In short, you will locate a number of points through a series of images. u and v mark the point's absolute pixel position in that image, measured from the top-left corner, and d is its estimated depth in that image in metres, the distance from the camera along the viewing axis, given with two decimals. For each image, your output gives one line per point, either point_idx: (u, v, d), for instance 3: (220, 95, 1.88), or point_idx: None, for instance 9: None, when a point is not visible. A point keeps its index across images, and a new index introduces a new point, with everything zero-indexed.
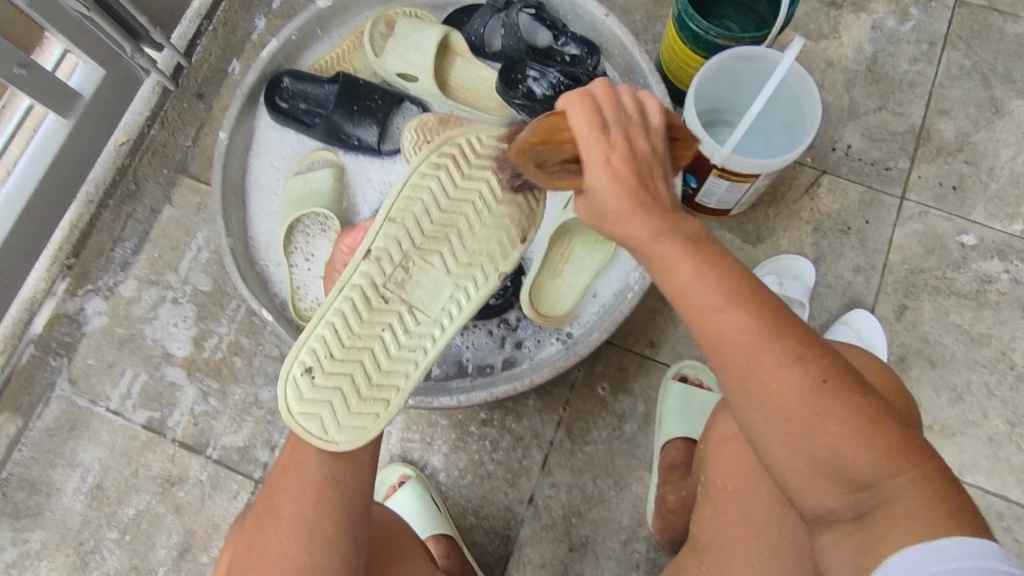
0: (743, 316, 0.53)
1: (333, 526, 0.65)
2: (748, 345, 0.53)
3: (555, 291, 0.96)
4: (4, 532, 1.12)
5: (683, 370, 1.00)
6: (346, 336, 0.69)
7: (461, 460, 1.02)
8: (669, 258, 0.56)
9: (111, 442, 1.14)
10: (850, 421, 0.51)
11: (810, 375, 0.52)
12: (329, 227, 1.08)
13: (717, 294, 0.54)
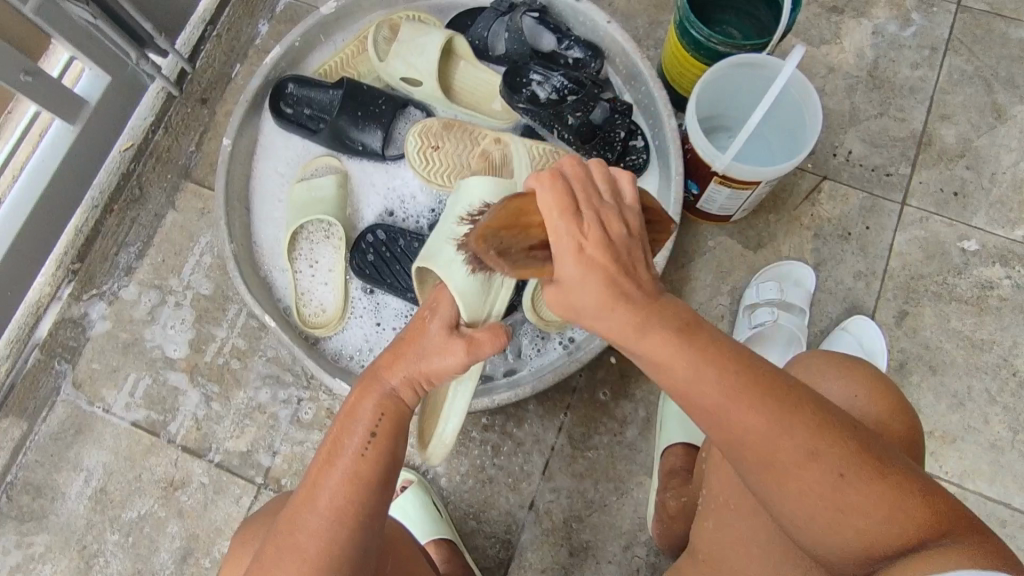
0: (755, 413, 0.53)
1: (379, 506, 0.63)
2: (775, 435, 0.53)
3: None
4: (9, 535, 1.12)
5: None
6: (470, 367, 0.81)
7: (463, 465, 1.02)
8: (664, 359, 0.52)
9: (115, 445, 1.15)
10: (880, 495, 0.53)
11: (831, 464, 0.53)
12: (333, 235, 1.08)
13: (724, 392, 0.53)
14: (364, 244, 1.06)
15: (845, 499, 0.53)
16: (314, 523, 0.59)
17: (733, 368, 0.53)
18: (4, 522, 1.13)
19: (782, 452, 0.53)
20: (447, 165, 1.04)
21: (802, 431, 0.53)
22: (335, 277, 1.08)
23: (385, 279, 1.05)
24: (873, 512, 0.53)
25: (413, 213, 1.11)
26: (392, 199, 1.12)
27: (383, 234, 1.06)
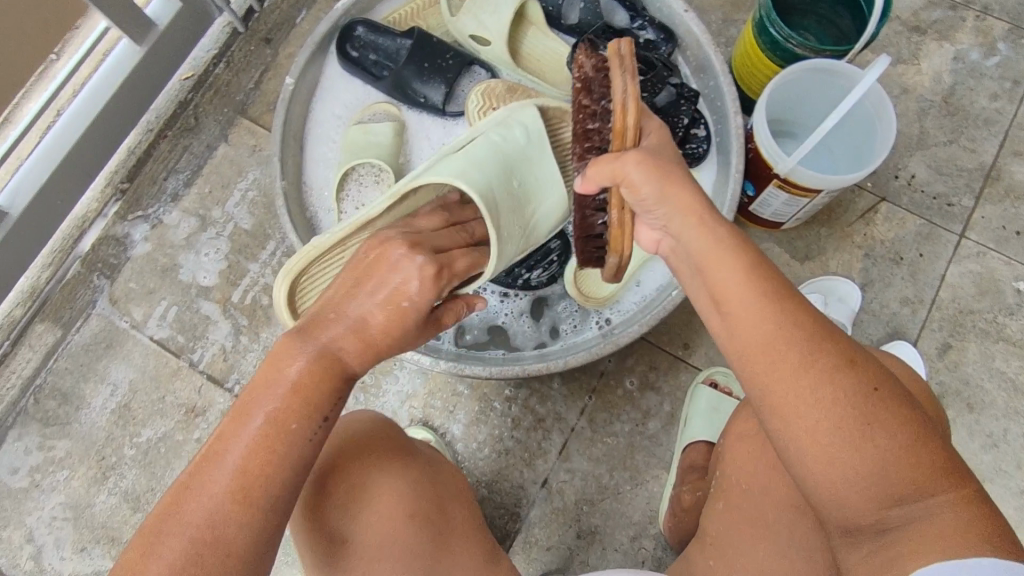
0: (777, 320, 0.50)
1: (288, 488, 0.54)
2: (801, 356, 0.49)
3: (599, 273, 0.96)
4: (32, 437, 1.14)
5: (715, 376, 1.00)
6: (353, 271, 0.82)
7: (481, 432, 1.03)
8: (710, 255, 0.55)
9: (142, 364, 1.17)
10: (898, 437, 0.47)
11: (857, 387, 0.48)
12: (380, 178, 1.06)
13: (752, 294, 0.52)
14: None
15: (858, 440, 0.47)
16: (191, 511, 0.50)
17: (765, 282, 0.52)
18: (28, 423, 1.15)
19: (805, 375, 0.49)
20: None
21: (828, 351, 0.49)
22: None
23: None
24: (888, 456, 0.47)
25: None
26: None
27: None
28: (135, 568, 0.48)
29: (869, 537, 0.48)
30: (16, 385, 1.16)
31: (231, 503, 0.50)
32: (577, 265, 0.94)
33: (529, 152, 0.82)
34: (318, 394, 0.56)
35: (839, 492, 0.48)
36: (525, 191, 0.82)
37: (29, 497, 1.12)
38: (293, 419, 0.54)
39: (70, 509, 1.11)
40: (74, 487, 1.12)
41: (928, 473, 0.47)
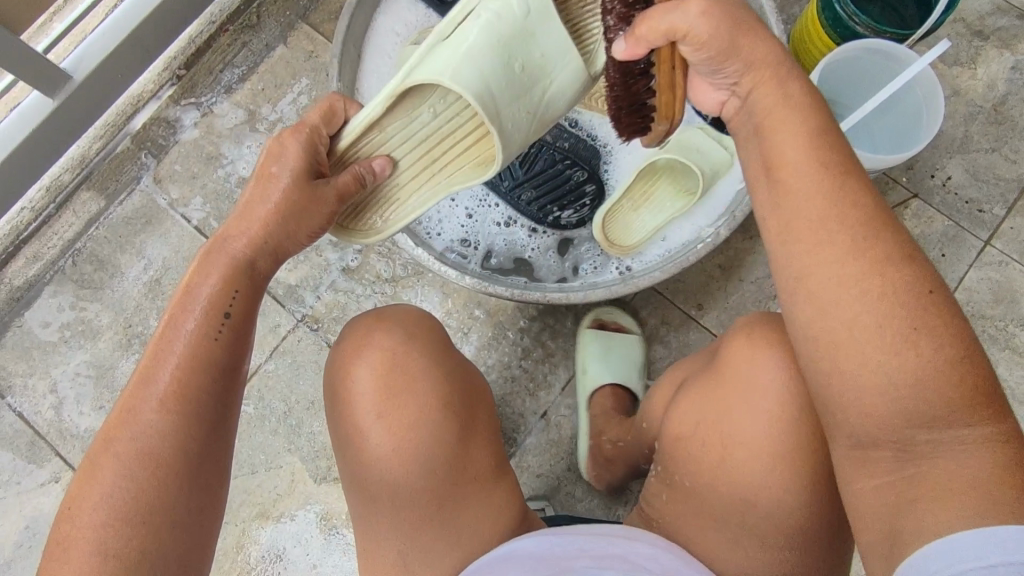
0: (848, 210, 0.55)
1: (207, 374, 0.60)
2: (861, 249, 0.54)
3: (628, 221, 0.99)
4: (67, 296, 1.20)
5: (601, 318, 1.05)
6: (390, 198, 0.80)
7: (490, 357, 1.08)
8: (781, 116, 0.59)
9: (177, 245, 1.21)
10: (939, 352, 0.51)
11: (910, 294, 0.52)
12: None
13: (823, 180, 0.56)
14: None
15: (901, 347, 0.52)
16: (145, 393, 0.57)
17: (837, 174, 0.56)
18: (64, 283, 1.20)
19: (858, 265, 0.54)
20: None
21: (887, 251, 0.54)
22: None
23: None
24: (923, 369, 0.51)
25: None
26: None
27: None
28: (100, 448, 0.56)
29: (883, 455, 0.53)
30: (58, 245, 1.22)
31: (174, 385, 0.58)
32: (608, 208, 0.97)
33: (531, 28, 0.68)
34: (245, 280, 0.65)
35: (865, 398, 0.53)
36: (531, 73, 0.69)
37: (57, 352, 1.18)
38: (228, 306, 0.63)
39: (93, 369, 1.17)
40: (99, 350, 1.17)
41: (961, 400, 0.51)
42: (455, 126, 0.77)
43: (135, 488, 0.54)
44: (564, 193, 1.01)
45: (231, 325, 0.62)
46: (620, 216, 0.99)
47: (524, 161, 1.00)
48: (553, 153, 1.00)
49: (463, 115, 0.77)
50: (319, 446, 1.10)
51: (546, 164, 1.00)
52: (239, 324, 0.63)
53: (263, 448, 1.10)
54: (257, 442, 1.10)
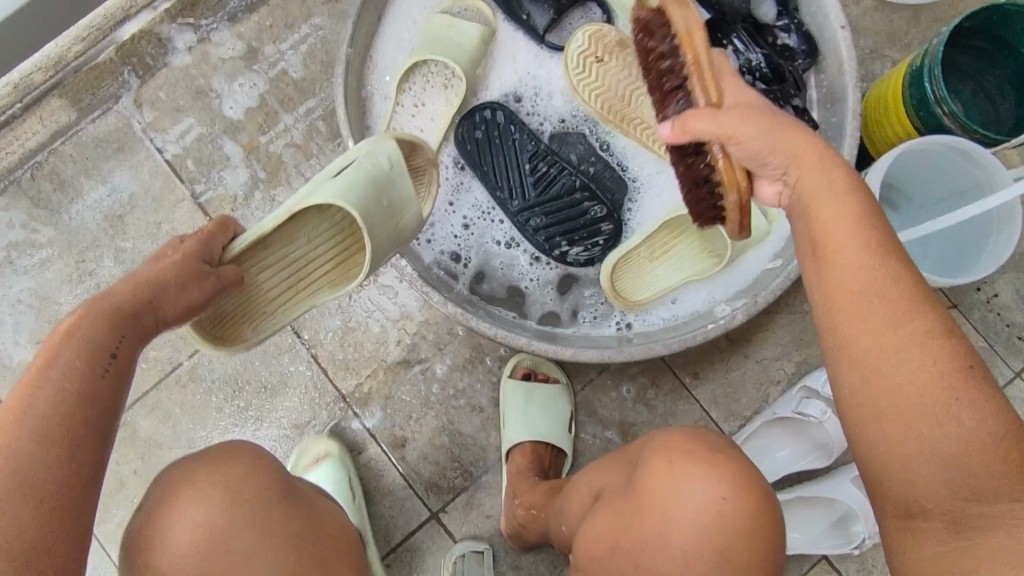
0: (883, 271, 0.52)
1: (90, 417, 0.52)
2: (903, 317, 0.51)
3: (640, 274, 0.90)
4: (19, 212, 1.08)
5: (525, 365, 1.00)
6: (252, 311, 0.75)
7: (462, 380, 1.01)
8: (820, 196, 0.55)
9: (148, 181, 1.10)
10: (987, 422, 0.49)
11: (956, 362, 0.49)
12: (458, 84, 0.94)
13: (862, 245, 0.53)
14: (472, 117, 0.92)
15: (944, 419, 0.49)
16: (23, 425, 0.49)
17: (878, 238, 0.53)
18: (18, 197, 1.09)
19: (902, 332, 0.51)
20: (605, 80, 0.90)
21: (929, 318, 0.51)
22: (433, 130, 0.94)
23: (482, 160, 0.91)
24: (971, 440, 0.49)
25: (542, 114, 0.95)
26: (525, 84, 0.96)
27: (501, 117, 0.91)
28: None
29: (934, 524, 0.51)
30: (17, 153, 1.09)
31: (58, 423, 0.50)
32: (618, 256, 0.87)
33: (398, 179, 0.72)
34: (134, 325, 0.58)
35: (914, 471, 0.50)
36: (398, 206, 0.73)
37: (0, 272, 1.07)
38: (119, 350, 0.56)
39: (36, 299, 1.07)
40: (45, 279, 1.07)
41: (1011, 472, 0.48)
42: (320, 253, 0.76)
43: (16, 533, 0.46)
44: (577, 227, 0.91)
45: (120, 364, 0.55)
46: (630, 265, 0.90)
47: (541, 181, 0.91)
48: (575, 181, 0.91)
49: (330, 240, 0.76)
50: (262, 435, 1.02)
51: (566, 191, 0.91)
52: (127, 366, 0.56)
53: (206, 424, 1.03)
54: (200, 417, 1.03)
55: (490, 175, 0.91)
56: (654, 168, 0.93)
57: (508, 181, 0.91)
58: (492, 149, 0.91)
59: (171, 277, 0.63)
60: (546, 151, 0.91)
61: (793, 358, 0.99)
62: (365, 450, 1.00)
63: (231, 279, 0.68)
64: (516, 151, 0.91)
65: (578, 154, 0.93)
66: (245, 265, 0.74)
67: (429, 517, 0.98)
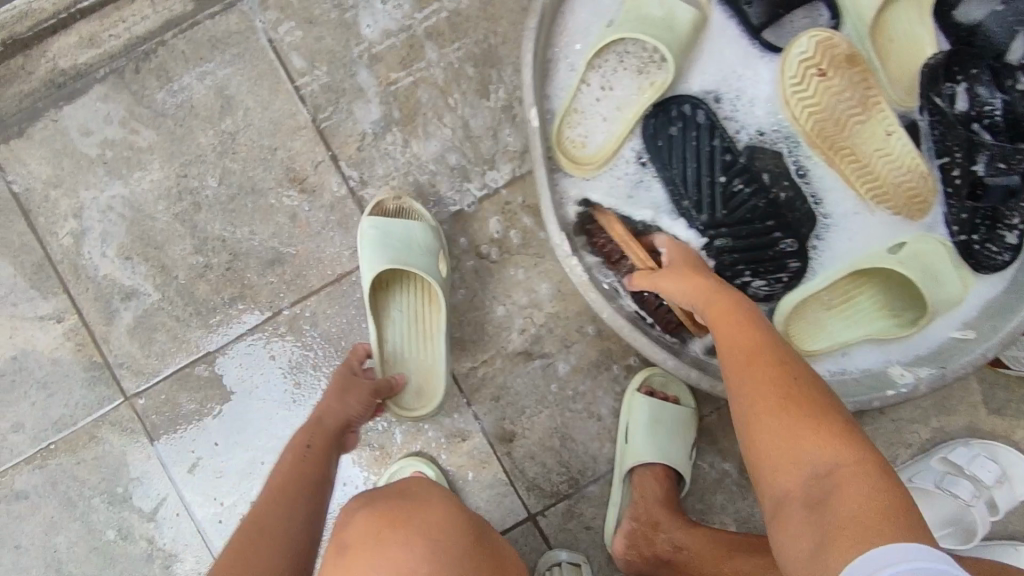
0: (773, 369, 0.60)
1: (298, 501, 0.69)
2: (784, 427, 0.56)
3: (813, 322, 0.82)
4: (118, 107, 0.96)
5: (652, 382, 0.95)
6: (423, 373, 0.92)
7: (584, 384, 0.96)
8: (722, 327, 0.66)
9: (266, 98, 0.96)
10: (820, 444, 0.54)
11: (829, 419, 0.55)
12: (657, 72, 0.83)
13: (760, 364, 0.61)
14: (671, 110, 0.82)
15: (794, 458, 0.55)
16: (262, 508, 0.68)
17: (760, 342, 0.63)
18: (119, 90, 0.96)
19: (797, 420, 0.56)
20: (823, 97, 0.79)
21: (814, 416, 0.56)
22: (618, 119, 0.84)
23: (676, 163, 0.82)
24: (815, 455, 0.54)
25: (741, 123, 0.85)
26: (727, 82, 0.85)
27: (705, 118, 0.82)
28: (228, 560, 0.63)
29: (805, 543, 0.51)
30: (122, 38, 0.96)
31: (278, 503, 0.69)
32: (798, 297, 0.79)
33: (399, 230, 0.89)
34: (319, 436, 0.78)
35: (798, 534, 0.52)
36: (412, 240, 0.89)
37: (93, 173, 0.96)
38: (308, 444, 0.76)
39: (129, 210, 0.96)
40: (141, 189, 0.96)
41: (844, 456, 0.53)
42: (412, 308, 0.92)
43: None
44: (763, 258, 0.83)
45: (312, 451, 0.75)
46: (809, 310, 0.82)
47: (734, 200, 0.81)
48: (771, 206, 0.82)
49: (410, 298, 0.92)
50: None
51: (760, 216, 0.82)
52: (318, 452, 0.76)
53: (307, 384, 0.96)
54: (301, 375, 0.96)
55: (681, 182, 0.82)
56: (851, 209, 0.84)
57: (698, 192, 0.82)
58: (688, 153, 0.81)
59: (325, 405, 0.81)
60: (747, 168, 0.81)
61: (931, 424, 0.94)
62: (470, 438, 0.96)
63: (382, 383, 0.86)
64: (713, 161, 0.81)
65: (771, 175, 0.83)
66: (389, 368, 0.91)
67: (527, 517, 0.95)
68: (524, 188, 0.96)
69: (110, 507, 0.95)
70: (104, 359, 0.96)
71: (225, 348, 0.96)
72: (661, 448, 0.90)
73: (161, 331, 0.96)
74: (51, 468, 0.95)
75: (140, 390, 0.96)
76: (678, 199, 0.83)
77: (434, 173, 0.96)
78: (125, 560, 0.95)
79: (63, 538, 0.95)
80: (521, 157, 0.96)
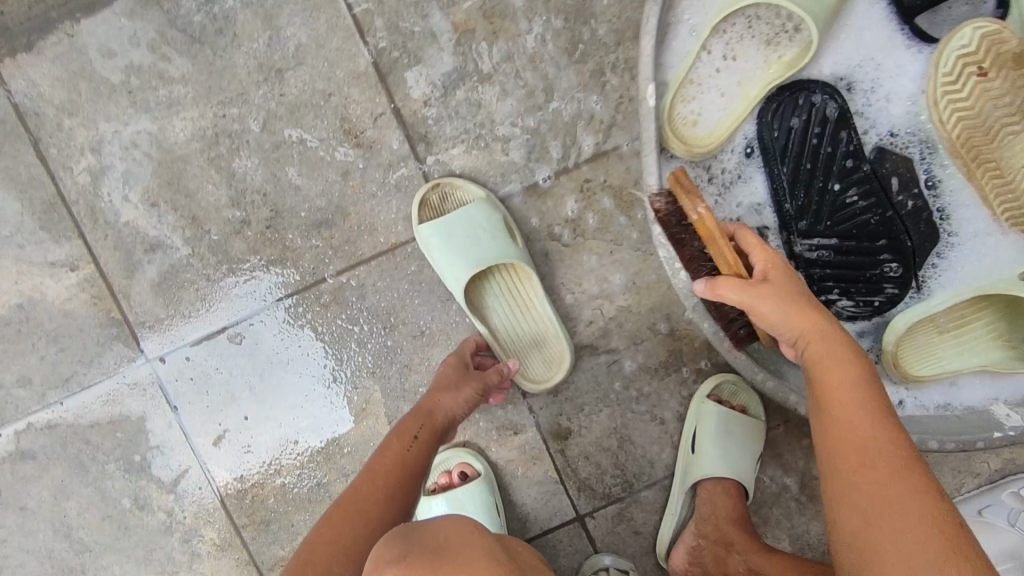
0: (873, 422, 0.53)
1: (387, 500, 0.66)
2: (886, 487, 0.49)
3: (919, 345, 0.77)
4: (147, 26, 0.82)
5: (721, 389, 0.89)
6: (541, 343, 0.86)
7: (649, 385, 0.89)
8: (819, 362, 0.57)
9: (323, 33, 0.83)
10: (927, 523, 0.47)
11: (921, 491, 0.49)
12: (787, 46, 0.73)
13: (856, 410, 0.54)
14: (798, 99, 0.74)
15: (892, 537, 0.47)
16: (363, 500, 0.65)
17: (855, 385, 0.55)
18: (149, 5, 0.82)
19: (894, 486, 0.49)
20: (974, 98, 0.71)
21: (912, 480, 0.49)
22: (737, 95, 0.74)
23: (789, 161, 0.75)
24: (918, 539, 0.46)
25: (871, 122, 0.75)
26: (863, 70, 0.74)
27: (836, 113, 0.74)
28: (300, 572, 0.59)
29: None
30: None
31: (370, 516, 0.64)
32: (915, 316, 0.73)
33: (459, 228, 0.82)
34: (424, 427, 0.73)
35: None
36: (476, 229, 0.82)
37: (115, 102, 0.83)
38: (411, 445, 0.71)
39: (157, 150, 0.84)
40: (172, 126, 0.83)
41: (950, 549, 0.45)
42: (503, 287, 0.85)
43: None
44: (857, 278, 0.76)
45: (415, 456, 0.70)
46: (917, 330, 0.77)
47: (844, 211, 0.75)
48: (880, 223, 0.75)
49: (497, 278, 0.85)
50: (409, 388, 0.88)
51: (867, 232, 0.75)
52: (422, 459, 0.70)
53: (349, 360, 0.87)
54: (342, 350, 0.87)
55: (789, 184, 0.75)
56: (982, 228, 0.75)
57: (799, 195, 0.75)
58: (805, 152, 0.74)
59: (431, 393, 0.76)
60: (869, 176, 0.75)
61: (1002, 455, 0.90)
62: (522, 432, 0.89)
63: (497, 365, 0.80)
64: (831, 164, 0.74)
65: (897, 181, 0.75)
66: (507, 350, 0.86)
67: (575, 517, 0.90)
68: (607, 165, 0.85)
69: (125, 475, 0.88)
70: (123, 316, 0.85)
71: (260, 314, 0.86)
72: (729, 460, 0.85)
73: (189, 291, 0.86)
74: (61, 430, 0.87)
75: (164, 353, 0.86)
76: (779, 201, 0.75)
77: (508, 139, 0.85)
78: (141, 530, 0.88)
79: (74, 504, 0.88)
80: (607, 129, 0.85)
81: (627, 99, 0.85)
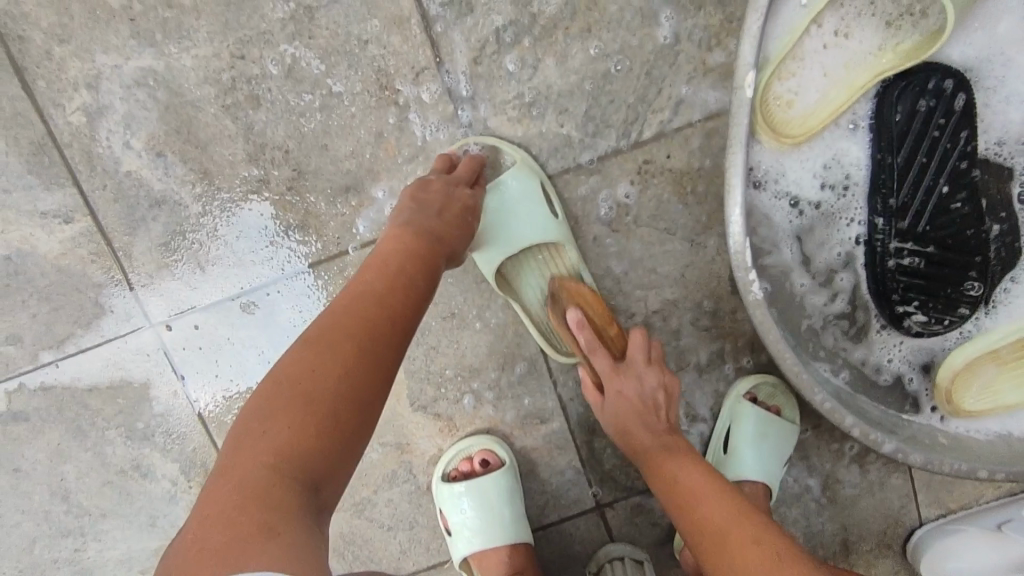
0: (702, 480, 0.64)
1: (396, 298, 0.56)
2: (712, 501, 0.62)
3: (981, 382, 0.73)
4: None
5: (758, 389, 0.84)
6: None
7: (686, 383, 0.84)
8: (659, 454, 0.68)
9: None
10: (748, 512, 0.61)
11: (743, 510, 0.61)
12: (908, 31, 0.68)
13: (705, 477, 0.65)
14: (928, 83, 0.69)
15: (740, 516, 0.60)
16: (350, 296, 0.55)
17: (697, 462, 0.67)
18: None
19: (743, 516, 0.60)
20: None
21: (729, 509, 0.61)
22: (841, 79, 0.69)
23: (904, 152, 0.71)
24: (726, 519, 0.60)
25: (985, 127, 0.72)
26: (990, 65, 0.70)
27: (962, 106, 0.70)
28: (242, 434, 0.47)
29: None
30: None
31: (347, 340, 0.51)
32: (964, 348, 0.73)
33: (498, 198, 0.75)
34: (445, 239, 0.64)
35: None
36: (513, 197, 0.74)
37: (114, 30, 0.72)
38: (391, 263, 0.59)
39: (165, 91, 0.74)
40: (182, 65, 0.74)
41: (743, 522, 0.60)
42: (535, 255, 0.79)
43: (291, 415, 0.47)
44: (938, 294, 0.73)
45: (400, 271, 0.58)
46: (976, 359, 0.73)
47: (946, 216, 0.72)
48: (977, 237, 0.72)
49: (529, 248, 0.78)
50: (434, 370, 0.83)
51: (960, 243, 0.72)
52: (402, 268, 0.58)
53: None
54: None
55: (892, 178, 0.71)
56: None
57: (901, 194, 0.72)
58: (920, 143, 0.70)
59: (442, 201, 0.66)
60: (975, 183, 0.72)
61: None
62: (549, 421, 0.84)
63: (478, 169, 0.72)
64: (944, 163, 0.71)
65: (990, 201, 0.72)
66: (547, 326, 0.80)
67: (594, 507, 0.87)
68: (669, 145, 0.77)
69: (127, 442, 0.82)
70: (125, 276, 0.78)
71: (277, 282, 0.78)
72: (758, 464, 0.82)
73: (198, 253, 0.78)
74: (57, 392, 0.80)
75: (170, 320, 0.79)
76: (883, 195, 0.72)
77: (564, 108, 0.76)
78: (144, 498, 0.84)
79: (72, 467, 0.82)
80: (676, 105, 0.76)
81: (702, 72, 0.75)
